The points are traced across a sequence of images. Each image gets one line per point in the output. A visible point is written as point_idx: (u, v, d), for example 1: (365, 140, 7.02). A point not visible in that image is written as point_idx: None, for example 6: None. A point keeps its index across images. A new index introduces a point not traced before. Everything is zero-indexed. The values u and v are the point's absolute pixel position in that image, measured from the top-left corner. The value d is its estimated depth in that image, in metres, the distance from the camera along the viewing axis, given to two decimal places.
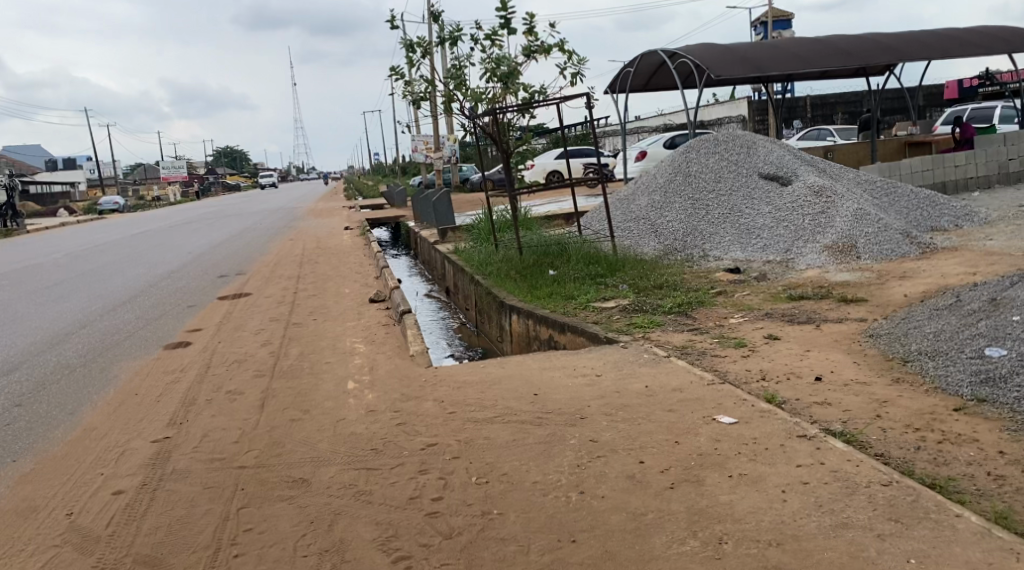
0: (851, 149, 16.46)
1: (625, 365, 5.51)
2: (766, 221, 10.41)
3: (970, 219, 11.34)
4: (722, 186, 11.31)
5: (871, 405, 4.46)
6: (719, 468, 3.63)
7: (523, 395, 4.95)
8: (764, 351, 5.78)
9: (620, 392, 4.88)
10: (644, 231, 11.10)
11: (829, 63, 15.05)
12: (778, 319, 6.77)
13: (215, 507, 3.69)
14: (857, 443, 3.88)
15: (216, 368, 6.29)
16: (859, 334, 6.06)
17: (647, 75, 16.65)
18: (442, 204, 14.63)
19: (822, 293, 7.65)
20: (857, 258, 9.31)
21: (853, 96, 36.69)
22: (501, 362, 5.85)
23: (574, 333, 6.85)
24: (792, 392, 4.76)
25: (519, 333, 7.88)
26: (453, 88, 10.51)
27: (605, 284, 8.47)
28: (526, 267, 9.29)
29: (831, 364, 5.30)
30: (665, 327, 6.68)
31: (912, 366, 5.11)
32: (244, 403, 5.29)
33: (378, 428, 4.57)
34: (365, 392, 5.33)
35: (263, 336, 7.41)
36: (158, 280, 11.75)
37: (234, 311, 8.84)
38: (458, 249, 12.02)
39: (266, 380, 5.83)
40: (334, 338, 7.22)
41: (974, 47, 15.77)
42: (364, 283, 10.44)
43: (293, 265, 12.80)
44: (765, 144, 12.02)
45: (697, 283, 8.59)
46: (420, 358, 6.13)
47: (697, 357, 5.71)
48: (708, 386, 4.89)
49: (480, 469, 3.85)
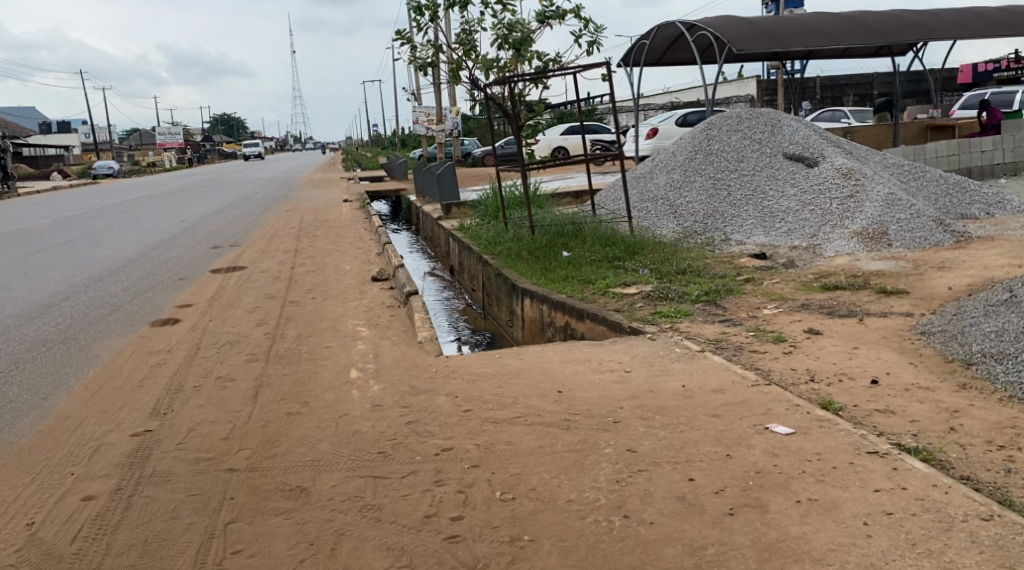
0: (872, 131, 15.89)
1: (657, 361, 5.00)
2: (791, 204, 9.90)
3: (1002, 207, 10.83)
4: (745, 166, 10.78)
5: (940, 415, 3.97)
6: (783, 491, 3.14)
7: (546, 392, 4.46)
8: (807, 347, 5.27)
9: (655, 392, 4.38)
10: (662, 212, 10.59)
11: (853, 40, 14.43)
12: (816, 311, 6.27)
13: (199, 521, 3.19)
14: (937, 463, 3.38)
15: (207, 350, 5.78)
16: (910, 331, 5.55)
17: (662, 48, 16.03)
18: (447, 178, 13.90)
19: (858, 283, 7.14)
20: (889, 246, 8.81)
21: (864, 78, 35.99)
22: (519, 352, 5.34)
23: (595, 321, 6.34)
24: (848, 397, 4.27)
25: (532, 318, 7.38)
26: (462, 54, 9.91)
27: (623, 267, 7.96)
28: (539, 246, 8.79)
29: (884, 365, 4.80)
30: (693, 317, 6.18)
31: (979, 370, 4.62)
32: (235, 392, 4.78)
33: (386, 426, 4.08)
34: (370, 384, 4.83)
35: (258, 315, 6.90)
36: (150, 250, 11.20)
37: (228, 286, 8.32)
38: (464, 225, 11.48)
39: (260, 366, 5.33)
40: (335, 318, 6.72)
41: (1004, 27, 15.15)
42: (366, 259, 9.92)
43: (291, 238, 12.27)
44: (790, 123, 11.45)
45: (721, 269, 8.08)
46: (429, 345, 5.64)
47: (733, 352, 5.20)
48: (752, 388, 4.39)
49: (505, 483, 3.35)
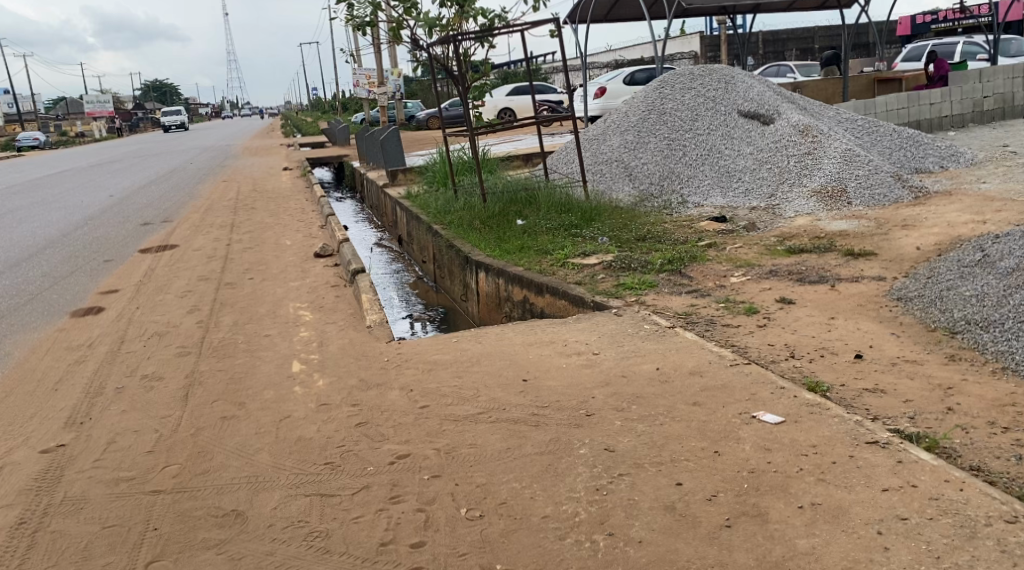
0: (821, 85, 15.72)
1: (625, 340, 4.64)
2: (747, 164, 9.64)
3: (955, 160, 10.71)
4: (699, 125, 10.43)
5: (934, 393, 3.69)
6: (782, 494, 2.82)
7: (509, 383, 4.10)
8: (782, 319, 4.97)
9: (628, 377, 4.04)
10: (616, 174, 10.20)
11: None
12: (785, 278, 5.96)
13: (116, 561, 2.76)
14: (941, 452, 3.11)
15: (133, 343, 5.25)
16: (886, 296, 5.29)
17: (609, 4, 15.54)
18: (391, 143, 13.28)
19: (824, 245, 6.88)
20: (848, 204, 8.60)
21: (804, 31, 35.96)
22: (476, 336, 4.95)
23: (555, 296, 5.99)
24: (834, 375, 3.98)
25: (488, 293, 6.98)
26: (402, 13, 9.32)
27: (581, 235, 7.59)
28: (491, 215, 8.34)
29: (866, 337, 4.52)
30: (659, 289, 5.83)
31: (964, 338, 4.37)
32: (162, 394, 4.30)
33: (333, 431, 3.67)
34: (315, 379, 4.40)
35: (189, 300, 6.36)
36: (73, 229, 10.44)
37: (157, 268, 7.72)
38: (410, 192, 10.96)
39: (192, 361, 4.84)
40: (275, 302, 6.23)
41: None
42: (307, 234, 9.37)
43: (226, 211, 11.60)
44: (743, 80, 11.12)
45: (681, 234, 7.76)
46: (378, 329, 5.21)
47: (705, 327, 4.87)
48: (732, 369, 4.06)
49: (471, 495, 2.98)
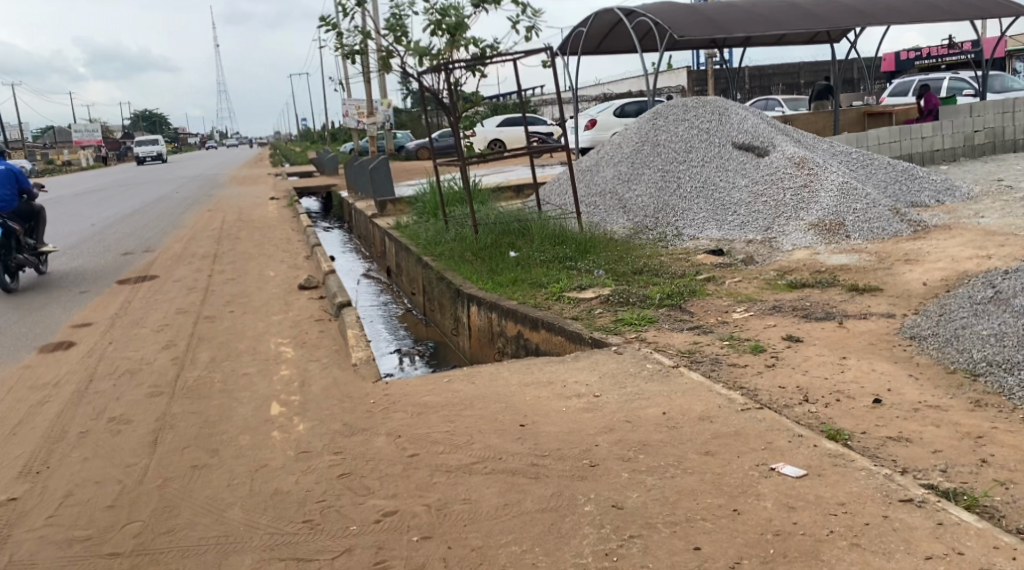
0: (811, 118, 15.68)
1: (628, 381, 4.36)
2: (743, 196, 9.47)
3: (952, 194, 10.57)
4: (694, 157, 10.27)
5: (964, 443, 3.42)
6: (808, 561, 2.57)
7: (505, 428, 3.81)
8: (791, 359, 4.70)
9: (634, 423, 3.75)
10: (610, 206, 10.00)
11: (793, 27, 14.25)
12: (790, 314, 5.71)
13: None
14: (983, 512, 2.86)
15: (103, 381, 4.95)
16: (898, 334, 5.04)
17: (600, 35, 15.47)
18: (379, 172, 13.03)
19: (827, 279, 6.65)
20: (847, 238, 8.42)
21: (790, 67, 36.32)
22: (468, 376, 4.66)
23: (550, 332, 5.72)
24: (853, 422, 3.71)
25: (479, 327, 6.71)
26: (392, 42, 9.12)
27: (576, 268, 7.35)
28: (482, 246, 8.09)
29: (884, 379, 4.25)
30: (660, 324, 5.58)
31: (988, 381, 4.11)
32: (129, 439, 3.98)
33: (314, 483, 3.38)
34: (295, 424, 4.09)
35: (165, 335, 6.03)
36: (49, 259, 10.10)
37: (134, 300, 7.40)
38: (399, 223, 10.71)
39: (163, 402, 4.52)
40: (255, 337, 5.93)
41: (943, 13, 15.07)
42: (292, 265, 9.09)
43: (209, 242, 11.30)
44: (737, 111, 11.01)
45: (678, 267, 7.54)
46: (364, 368, 4.92)
47: (710, 366, 4.60)
48: (744, 414, 3.77)
49: (467, 561, 2.72)
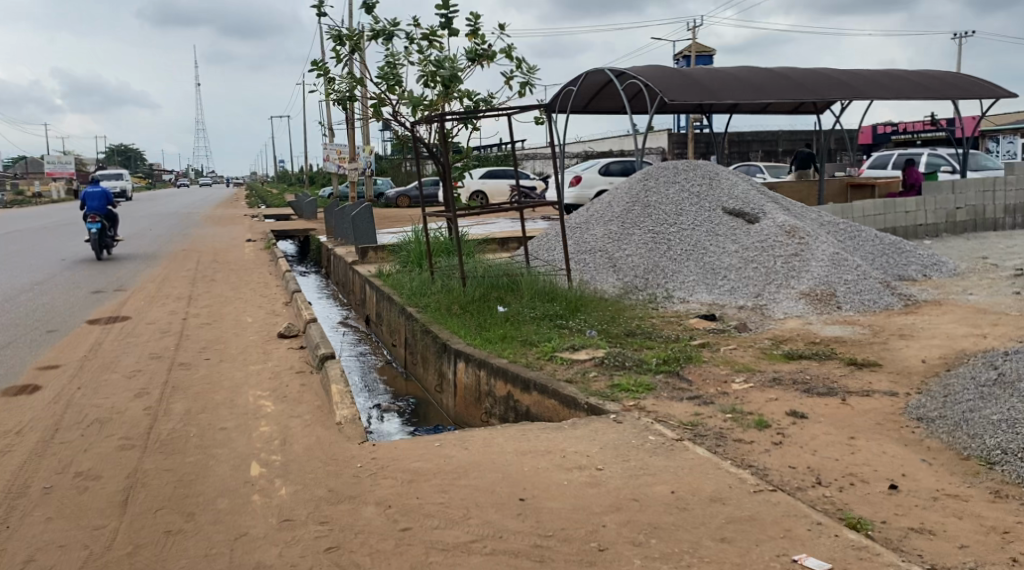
0: (796, 187, 15.80)
1: (631, 455, 4.13)
2: (733, 261, 9.40)
3: (938, 269, 10.59)
4: (684, 219, 10.22)
5: (991, 539, 3.26)
6: None
7: (505, 501, 3.59)
8: (797, 437, 4.51)
9: (641, 502, 3.55)
10: (600, 264, 9.87)
11: (781, 95, 14.41)
12: (791, 388, 5.55)
13: None
14: None
15: (71, 430, 4.66)
16: (904, 415, 4.88)
17: (590, 94, 15.56)
18: (363, 220, 12.82)
19: (824, 352, 6.53)
20: (838, 308, 8.35)
21: (769, 135, 36.93)
22: (461, 441, 4.42)
23: (543, 395, 5.52)
24: (872, 509, 3.54)
25: (467, 385, 6.48)
26: (385, 90, 9.02)
27: (567, 326, 7.18)
28: (471, 300, 7.90)
29: (896, 464, 4.08)
30: (657, 392, 5.39)
31: (1006, 471, 3.95)
32: (97, 498, 3.72)
33: (301, 558, 3.14)
34: (276, 487, 3.82)
35: (138, 381, 5.75)
36: (18, 295, 9.74)
37: (105, 342, 7.09)
38: (382, 271, 10.50)
39: (136, 456, 4.25)
40: (233, 388, 5.65)
41: (927, 91, 15.35)
42: (271, 311, 8.82)
43: (185, 283, 10.99)
44: (728, 178, 11.04)
45: (671, 331, 7.40)
46: (350, 427, 4.67)
47: (715, 442, 4.40)
48: (756, 497, 3.58)
49: None
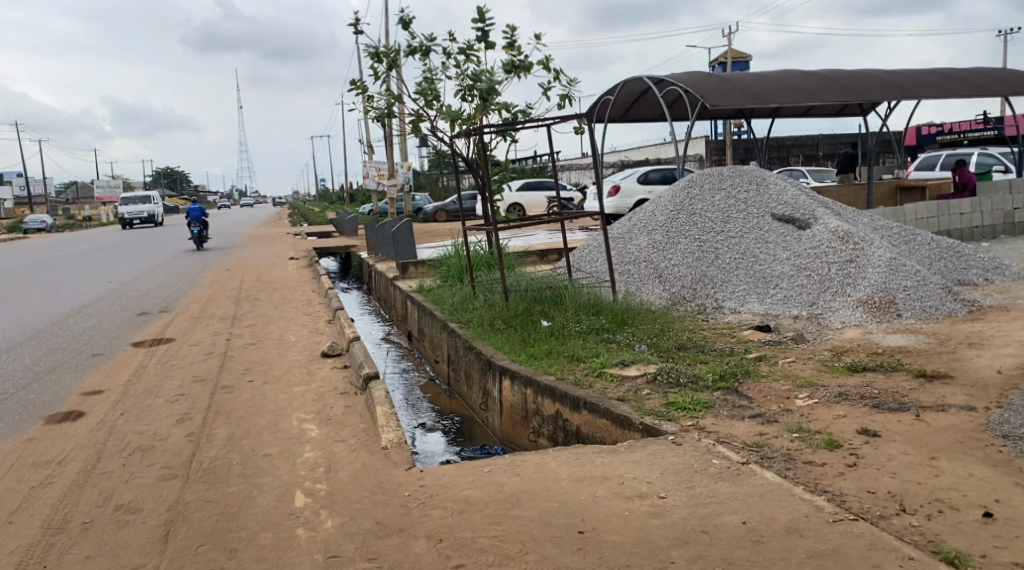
0: (843, 192, 15.35)
1: (695, 481, 3.87)
2: (785, 269, 9.05)
3: (1001, 273, 10.11)
4: (732, 227, 9.91)
5: None
6: None
7: (566, 534, 3.36)
8: (873, 457, 4.21)
9: (711, 535, 3.29)
10: (645, 275, 9.59)
11: (827, 98, 14.01)
12: (859, 403, 5.22)
13: None
14: None
15: (113, 459, 4.53)
16: (987, 431, 4.53)
17: (630, 102, 15.31)
18: (403, 235, 12.67)
19: (889, 363, 6.18)
20: (898, 316, 7.97)
21: (810, 140, 36.28)
22: (513, 467, 4.18)
23: (595, 415, 5.26)
24: (966, 541, 3.25)
25: (513, 404, 6.25)
26: (423, 105, 8.87)
27: (616, 341, 6.93)
28: (514, 315, 7.69)
29: (987, 488, 3.75)
30: (717, 410, 5.11)
31: None
32: (138, 533, 3.56)
33: None
34: (322, 520, 3.63)
35: (182, 406, 5.62)
36: (64, 319, 9.76)
37: (149, 365, 7.00)
38: (423, 286, 10.34)
39: (178, 486, 4.09)
40: (276, 410, 5.50)
41: (980, 89, 14.82)
42: (313, 330, 8.68)
43: (228, 302, 10.94)
44: (776, 183, 10.69)
45: (724, 343, 7.09)
46: (396, 452, 4.47)
47: (785, 465, 4.11)
48: (837, 527, 3.30)
49: None
